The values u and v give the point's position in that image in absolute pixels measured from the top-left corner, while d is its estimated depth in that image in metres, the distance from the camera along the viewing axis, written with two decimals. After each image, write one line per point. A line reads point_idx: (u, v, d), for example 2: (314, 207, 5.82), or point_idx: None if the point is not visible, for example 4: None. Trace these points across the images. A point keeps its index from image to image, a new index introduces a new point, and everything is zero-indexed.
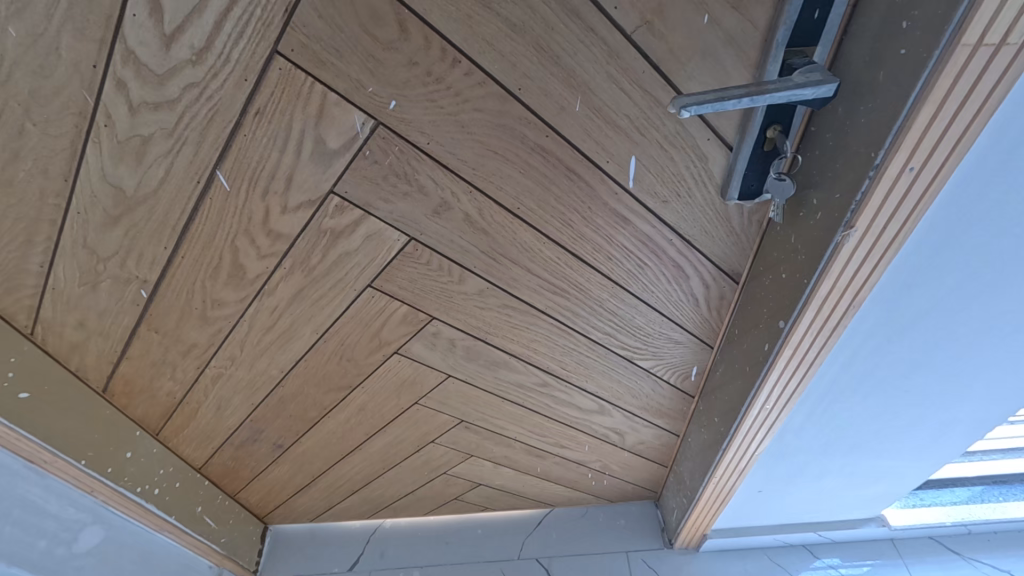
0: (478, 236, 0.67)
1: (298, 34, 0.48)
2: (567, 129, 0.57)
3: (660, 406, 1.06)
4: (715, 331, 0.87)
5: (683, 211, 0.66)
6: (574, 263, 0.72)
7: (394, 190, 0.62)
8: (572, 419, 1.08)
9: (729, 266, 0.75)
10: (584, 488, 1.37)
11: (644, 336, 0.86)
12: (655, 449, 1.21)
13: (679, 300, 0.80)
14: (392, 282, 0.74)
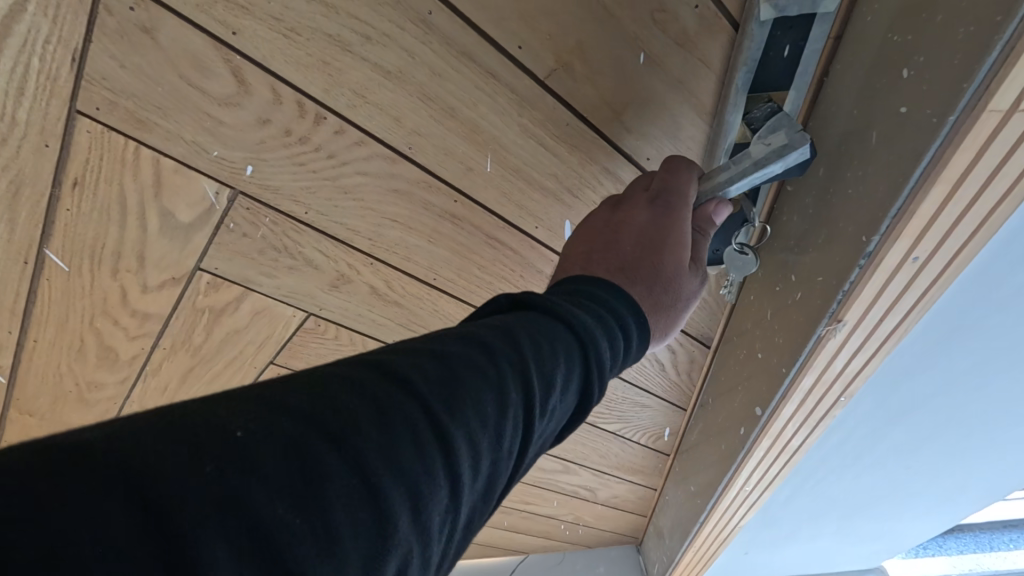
0: (393, 308, 0.56)
1: (99, 89, 0.36)
2: (479, 193, 0.45)
3: (632, 464, 0.95)
4: (688, 394, 0.75)
5: None
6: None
7: (275, 264, 0.50)
8: (535, 478, 0.97)
9: (696, 331, 0.63)
10: (558, 537, 1.26)
11: (607, 401, 0.75)
12: (632, 501, 1.10)
13: (642, 366, 0.68)
14: (298, 358, 0.62)
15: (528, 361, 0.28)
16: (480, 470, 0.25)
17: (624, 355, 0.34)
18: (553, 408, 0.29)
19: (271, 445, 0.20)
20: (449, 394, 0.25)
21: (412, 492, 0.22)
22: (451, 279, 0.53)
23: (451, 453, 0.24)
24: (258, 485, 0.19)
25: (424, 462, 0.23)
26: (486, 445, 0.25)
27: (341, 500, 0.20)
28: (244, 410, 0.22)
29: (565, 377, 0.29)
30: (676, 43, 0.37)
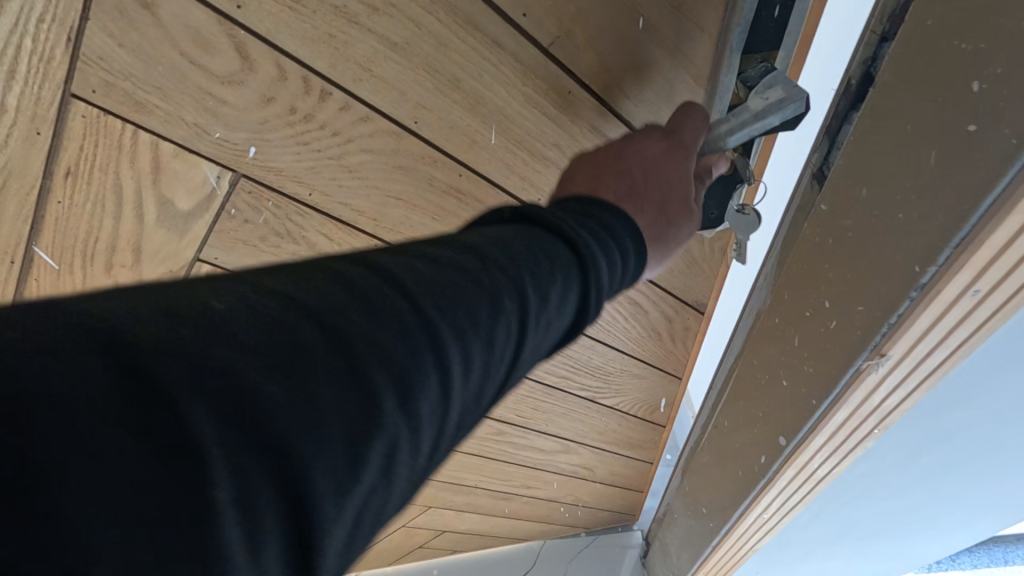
0: None
1: (96, 70, 0.35)
2: (484, 167, 0.46)
3: (629, 438, 0.97)
4: (683, 361, 0.78)
5: None
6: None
7: (278, 251, 0.49)
8: (535, 461, 0.98)
9: (690, 296, 0.65)
10: (557, 520, 1.27)
11: (606, 374, 0.77)
12: (628, 475, 1.13)
13: (639, 336, 0.70)
14: None
15: (525, 276, 0.28)
16: (470, 366, 0.25)
17: (620, 278, 0.34)
18: (548, 323, 0.30)
19: (265, 328, 0.21)
20: (449, 305, 0.25)
21: (400, 380, 0.23)
22: None
23: (443, 357, 0.24)
24: (257, 362, 0.20)
25: (412, 352, 0.23)
26: (478, 350, 0.26)
27: (327, 386, 0.21)
28: (263, 297, 0.22)
29: (562, 295, 0.30)
30: (672, 8, 0.39)
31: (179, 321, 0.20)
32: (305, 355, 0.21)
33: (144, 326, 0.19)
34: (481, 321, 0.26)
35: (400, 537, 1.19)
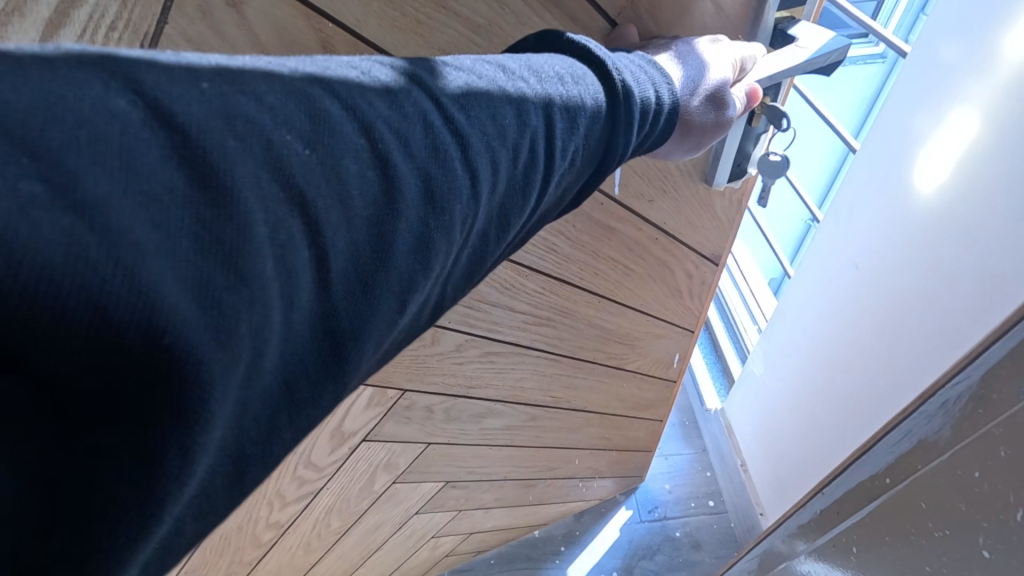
0: None
1: None
2: None
3: (645, 399, 1.01)
4: (698, 315, 0.82)
5: (669, 208, 0.59)
6: (561, 289, 0.62)
7: None
8: (562, 442, 0.99)
9: (709, 249, 0.69)
10: (577, 498, 1.28)
11: (633, 339, 0.79)
12: (640, 437, 1.17)
13: (665, 295, 0.73)
14: None
15: (553, 94, 0.30)
16: (500, 178, 0.28)
17: (652, 124, 0.35)
18: (576, 147, 0.32)
19: (349, 111, 0.23)
20: (494, 114, 0.28)
21: (443, 177, 0.25)
22: None
23: (488, 155, 0.27)
24: (337, 133, 0.22)
25: (456, 156, 0.26)
26: (514, 154, 0.28)
27: (395, 175, 0.24)
28: (356, 80, 0.24)
29: (588, 125, 0.32)
30: None
31: (277, 89, 0.22)
32: (380, 136, 0.24)
33: (251, 84, 0.21)
34: (515, 132, 0.28)
35: (427, 550, 1.15)
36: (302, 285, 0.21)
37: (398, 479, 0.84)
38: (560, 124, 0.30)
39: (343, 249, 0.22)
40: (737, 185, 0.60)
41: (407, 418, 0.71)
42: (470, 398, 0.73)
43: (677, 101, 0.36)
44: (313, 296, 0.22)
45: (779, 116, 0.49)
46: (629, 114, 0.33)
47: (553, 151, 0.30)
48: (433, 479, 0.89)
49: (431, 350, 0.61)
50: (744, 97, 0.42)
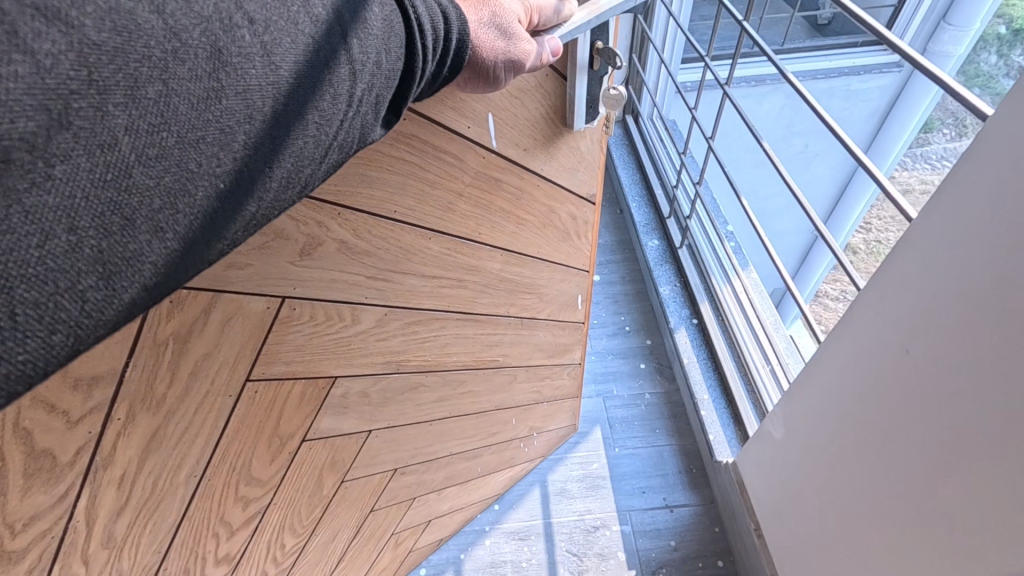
0: (363, 260, 0.57)
1: None
2: (423, 104, 0.50)
3: (561, 345, 1.09)
4: (589, 255, 0.92)
5: (543, 155, 0.66)
6: (465, 247, 0.67)
7: (247, 247, 0.46)
8: (496, 403, 1.05)
9: (585, 190, 0.78)
10: (523, 460, 1.34)
11: (539, 287, 0.86)
12: (565, 385, 1.26)
13: (557, 238, 0.80)
14: (277, 362, 0.57)
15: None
16: (292, 65, 0.33)
17: (444, 40, 0.40)
18: (370, 53, 0.37)
19: None
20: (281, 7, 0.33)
21: (233, 53, 0.30)
22: (409, 207, 0.56)
23: (277, 39, 0.32)
24: None
25: (245, 37, 0.31)
26: (304, 45, 0.33)
27: (181, 41, 0.28)
28: None
29: (380, 31, 0.37)
30: None
31: None
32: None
33: None
34: (303, 18, 0.34)
35: (390, 550, 1.14)
36: (92, 118, 0.25)
37: (347, 478, 0.84)
38: (355, 21, 0.36)
39: (131, 96, 0.26)
40: (594, 125, 0.69)
41: (345, 410, 0.72)
42: (402, 374, 0.75)
43: (465, 27, 0.41)
44: (104, 132, 0.25)
45: (614, 56, 0.57)
46: (420, 28, 0.39)
47: (347, 43, 0.35)
48: (382, 469, 0.90)
49: (356, 330, 0.63)
50: (544, 47, 0.48)
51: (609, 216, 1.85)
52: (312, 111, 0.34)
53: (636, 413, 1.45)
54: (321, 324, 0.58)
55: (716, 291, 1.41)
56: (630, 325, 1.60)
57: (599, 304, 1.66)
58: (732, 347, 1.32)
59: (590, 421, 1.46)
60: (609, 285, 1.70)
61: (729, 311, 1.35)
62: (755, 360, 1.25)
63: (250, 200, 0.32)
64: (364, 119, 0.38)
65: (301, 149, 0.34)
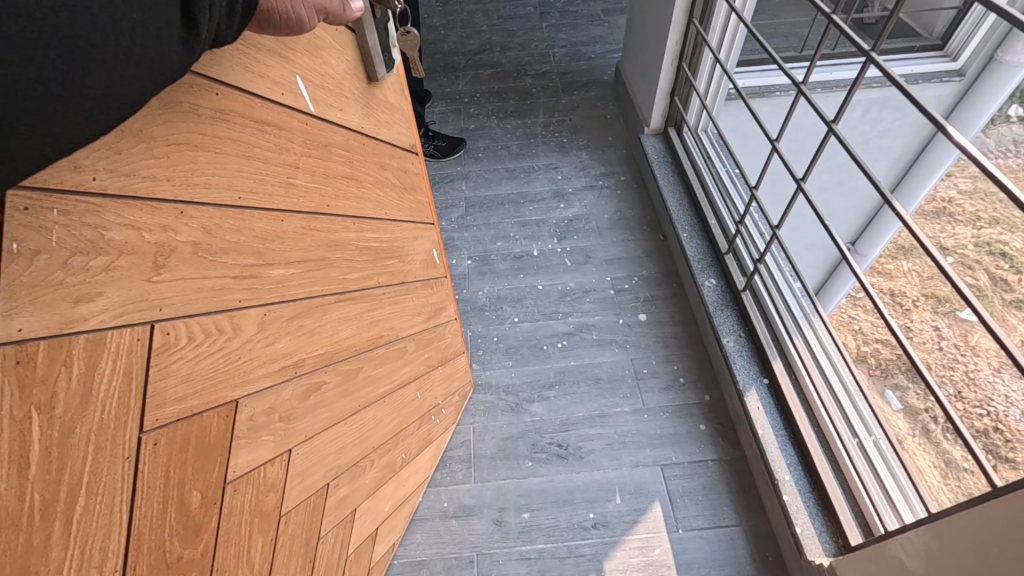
0: (223, 259, 0.53)
1: None
2: (231, 76, 0.47)
3: (434, 303, 1.13)
4: (428, 206, 0.96)
5: (358, 113, 0.68)
6: (318, 222, 0.66)
7: (88, 274, 0.41)
8: (399, 380, 1.05)
9: (404, 141, 0.82)
10: (440, 432, 1.37)
11: (397, 249, 0.88)
12: (447, 343, 1.28)
13: (398, 194, 0.83)
14: (169, 402, 0.51)
15: None
16: None
17: None
18: None
19: None
20: None
21: None
22: (251, 189, 0.54)
23: None
24: None
25: None
26: None
27: None
28: None
29: None
30: None
31: None
32: None
33: None
34: None
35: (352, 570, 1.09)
36: None
37: (283, 512, 0.78)
38: None
39: None
40: (393, 73, 0.72)
41: (257, 436, 0.66)
42: (301, 378, 0.72)
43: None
44: None
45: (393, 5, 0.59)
46: None
47: None
48: (317, 486, 0.85)
49: (241, 341, 0.58)
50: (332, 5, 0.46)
51: (650, 246, 1.87)
52: (79, 35, 0.29)
53: (700, 485, 1.36)
54: (202, 343, 0.53)
55: (788, 349, 1.37)
56: (683, 377, 1.55)
57: (649, 349, 1.61)
58: (811, 418, 1.27)
59: (649, 495, 1.35)
60: (658, 327, 1.66)
61: (805, 373, 1.31)
62: (839, 431, 1.21)
63: (22, 127, 0.28)
64: (151, 50, 0.33)
65: (78, 81, 0.30)
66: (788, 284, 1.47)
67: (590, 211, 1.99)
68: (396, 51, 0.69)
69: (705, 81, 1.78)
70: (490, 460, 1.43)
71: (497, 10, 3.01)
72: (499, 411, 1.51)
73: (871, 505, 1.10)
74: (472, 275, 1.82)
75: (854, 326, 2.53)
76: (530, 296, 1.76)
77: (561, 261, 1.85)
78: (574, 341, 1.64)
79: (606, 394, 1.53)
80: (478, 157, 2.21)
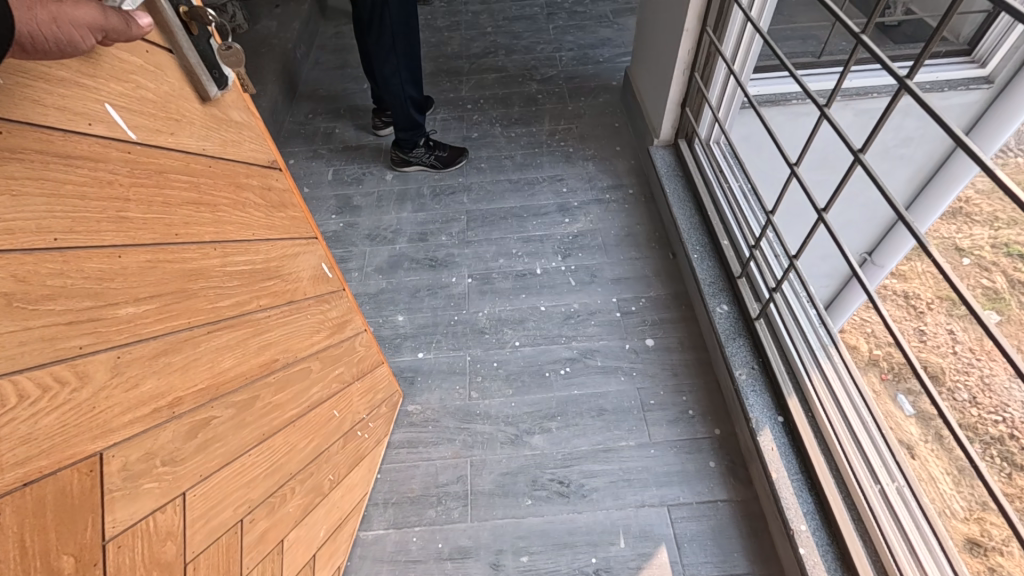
0: (49, 306, 0.49)
1: None
2: (10, 109, 0.44)
3: (337, 319, 1.08)
4: (306, 220, 0.91)
5: (197, 135, 0.64)
6: (168, 253, 0.62)
7: None
8: (308, 405, 1.00)
9: (261, 158, 0.77)
10: (370, 447, 1.37)
11: (276, 269, 0.84)
12: (362, 356, 1.24)
13: (264, 213, 0.79)
14: (6, 467, 0.47)
15: None
16: None
17: None
18: None
19: None
20: None
21: None
22: (70, 229, 0.50)
23: None
24: None
25: None
26: None
27: None
28: None
29: None
30: None
31: None
32: None
33: None
34: None
35: None
36: None
37: (187, 560, 0.73)
38: None
39: None
40: (232, 91, 0.68)
41: (137, 485, 0.62)
42: (181, 418, 0.67)
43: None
44: None
45: (205, 17, 0.57)
46: None
47: None
48: (224, 524, 0.80)
49: (93, 392, 0.54)
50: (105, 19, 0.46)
51: (659, 264, 1.85)
52: None
53: (706, 529, 1.32)
54: (39, 401, 0.49)
55: (805, 385, 1.34)
56: (692, 409, 1.50)
57: (657, 378, 1.57)
58: (829, 462, 1.24)
59: (655, 539, 1.30)
60: (666, 353, 1.62)
61: (824, 415, 1.28)
62: (862, 479, 1.19)
63: None
64: None
65: None
66: (805, 313, 1.44)
67: (597, 226, 2.00)
68: (231, 76, 0.66)
69: (718, 92, 1.80)
70: (488, 497, 1.38)
71: (504, 11, 3.19)
72: (498, 443, 1.47)
73: (896, 566, 1.08)
74: (474, 294, 1.82)
75: (864, 326, 3.12)
76: (531, 317, 1.74)
77: (565, 280, 1.84)
78: (578, 368, 1.61)
79: (611, 426, 1.49)
80: (481, 168, 2.26)
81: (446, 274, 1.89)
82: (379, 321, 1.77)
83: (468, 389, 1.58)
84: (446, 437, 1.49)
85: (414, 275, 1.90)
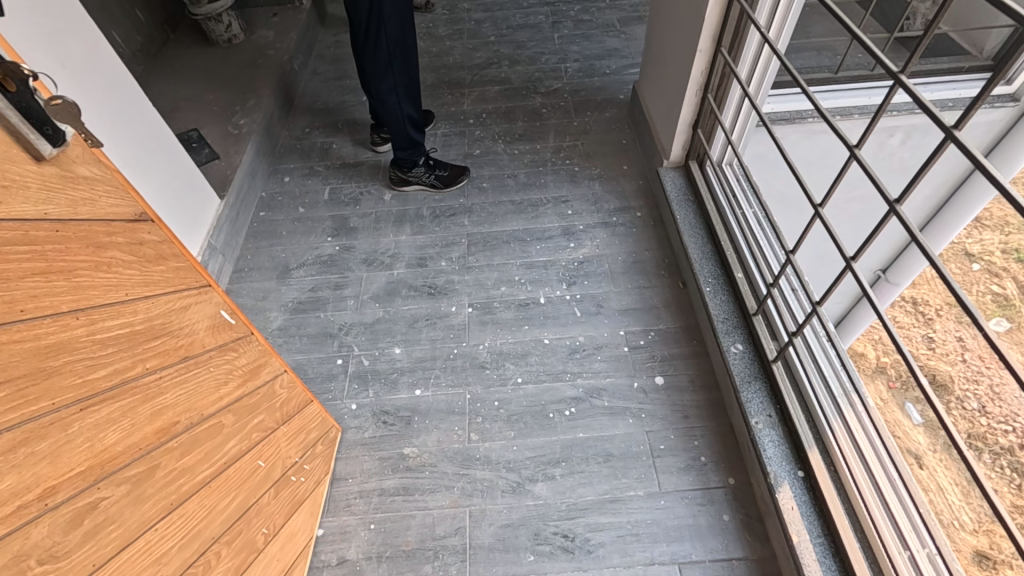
0: None
1: None
2: None
3: (249, 365, 1.06)
4: (194, 269, 0.90)
5: (35, 199, 0.62)
6: (19, 334, 0.59)
7: None
8: (223, 460, 0.98)
9: (122, 213, 0.76)
10: (311, 491, 1.33)
11: (161, 327, 0.82)
12: (284, 399, 1.20)
13: (137, 269, 0.77)
14: None
15: None
16: None
17: None
18: None
19: None
20: None
21: None
22: None
23: None
24: None
25: None
26: None
27: None
28: None
29: None
30: None
31: None
32: None
33: None
34: None
35: None
36: None
37: None
38: None
39: None
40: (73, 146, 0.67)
41: None
42: (60, 508, 0.64)
43: None
44: None
45: (21, 71, 0.56)
46: None
47: None
48: None
49: None
50: None
51: (668, 295, 1.76)
52: None
53: None
54: None
55: (827, 436, 1.25)
56: (704, 456, 1.42)
57: (667, 421, 1.49)
58: (854, 521, 1.16)
59: None
60: (677, 394, 1.53)
61: (848, 469, 1.20)
62: (890, 543, 1.10)
63: None
64: None
65: None
66: (827, 355, 1.35)
67: (602, 252, 1.91)
68: (68, 131, 0.65)
69: (732, 114, 1.71)
70: (488, 552, 1.31)
71: (507, 19, 3.11)
72: (499, 492, 1.39)
73: None
74: (474, 325, 1.74)
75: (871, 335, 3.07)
76: (535, 352, 1.66)
77: (570, 311, 1.75)
78: (584, 409, 1.53)
79: (618, 474, 1.40)
80: (482, 188, 2.18)
81: (445, 303, 1.81)
82: (376, 354, 1.69)
83: (467, 430, 1.50)
84: (445, 484, 1.42)
85: (412, 304, 1.81)
